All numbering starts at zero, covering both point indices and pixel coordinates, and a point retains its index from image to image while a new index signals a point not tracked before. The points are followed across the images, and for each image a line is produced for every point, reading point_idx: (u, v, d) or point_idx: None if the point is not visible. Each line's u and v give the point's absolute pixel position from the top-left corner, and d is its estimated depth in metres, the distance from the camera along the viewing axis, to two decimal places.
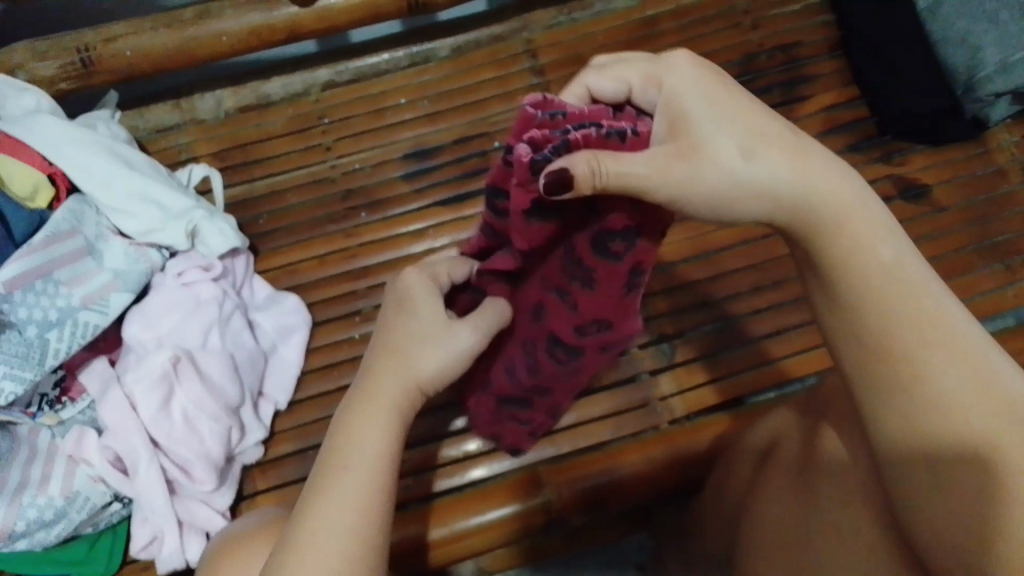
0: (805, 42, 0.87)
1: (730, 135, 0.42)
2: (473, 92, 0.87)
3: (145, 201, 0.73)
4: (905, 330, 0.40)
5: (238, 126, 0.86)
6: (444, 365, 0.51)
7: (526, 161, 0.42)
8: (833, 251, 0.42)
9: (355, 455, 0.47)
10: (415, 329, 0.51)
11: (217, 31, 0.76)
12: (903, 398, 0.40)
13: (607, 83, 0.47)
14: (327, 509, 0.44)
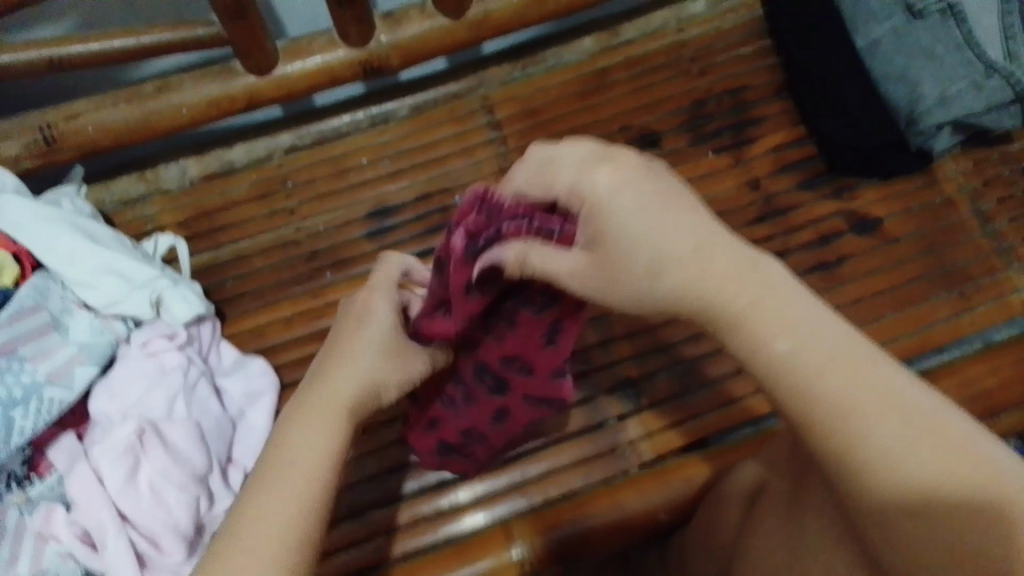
0: (752, 86, 0.90)
1: (639, 243, 0.43)
2: (433, 148, 0.89)
3: (110, 273, 0.73)
4: (828, 394, 0.39)
5: (202, 193, 0.87)
6: (393, 386, 0.53)
7: (460, 251, 0.46)
8: (742, 339, 0.42)
9: (303, 453, 0.45)
10: (377, 344, 0.52)
11: (177, 103, 0.78)
12: (846, 467, 0.38)
13: (539, 181, 0.46)
14: (269, 504, 0.42)
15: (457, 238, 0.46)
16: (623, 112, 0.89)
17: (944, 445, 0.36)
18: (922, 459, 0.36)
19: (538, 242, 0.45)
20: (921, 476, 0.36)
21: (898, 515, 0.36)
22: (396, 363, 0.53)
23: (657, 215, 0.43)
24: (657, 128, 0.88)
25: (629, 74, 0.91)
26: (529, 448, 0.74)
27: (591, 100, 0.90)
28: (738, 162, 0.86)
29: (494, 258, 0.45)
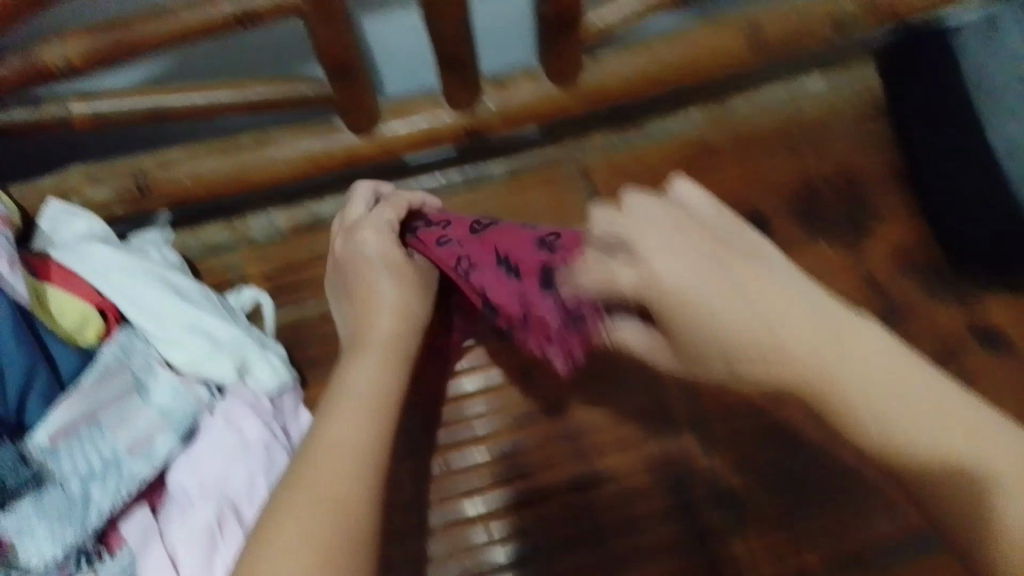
0: (871, 176, 0.85)
1: (692, 265, 0.48)
2: (530, 216, 0.84)
3: (195, 333, 0.70)
4: (841, 391, 0.43)
5: (291, 245, 0.84)
6: (422, 315, 0.66)
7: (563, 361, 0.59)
8: (694, 318, 0.47)
9: (361, 388, 0.56)
10: (394, 274, 0.65)
11: (273, 158, 0.75)
12: (849, 417, 0.43)
13: (571, 287, 0.54)
14: (338, 430, 0.52)
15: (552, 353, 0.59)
16: (732, 192, 0.84)
17: (957, 410, 0.42)
18: (972, 441, 0.41)
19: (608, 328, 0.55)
20: (925, 437, 0.42)
21: (932, 474, 0.41)
22: (420, 288, 0.66)
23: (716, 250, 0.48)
24: (768, 213, 0.83)
25: (739, 152, 0.86)
26: (619, 554, 0.69)
27: (698, 177, 0.85)
28: (855, 258, 0.81)
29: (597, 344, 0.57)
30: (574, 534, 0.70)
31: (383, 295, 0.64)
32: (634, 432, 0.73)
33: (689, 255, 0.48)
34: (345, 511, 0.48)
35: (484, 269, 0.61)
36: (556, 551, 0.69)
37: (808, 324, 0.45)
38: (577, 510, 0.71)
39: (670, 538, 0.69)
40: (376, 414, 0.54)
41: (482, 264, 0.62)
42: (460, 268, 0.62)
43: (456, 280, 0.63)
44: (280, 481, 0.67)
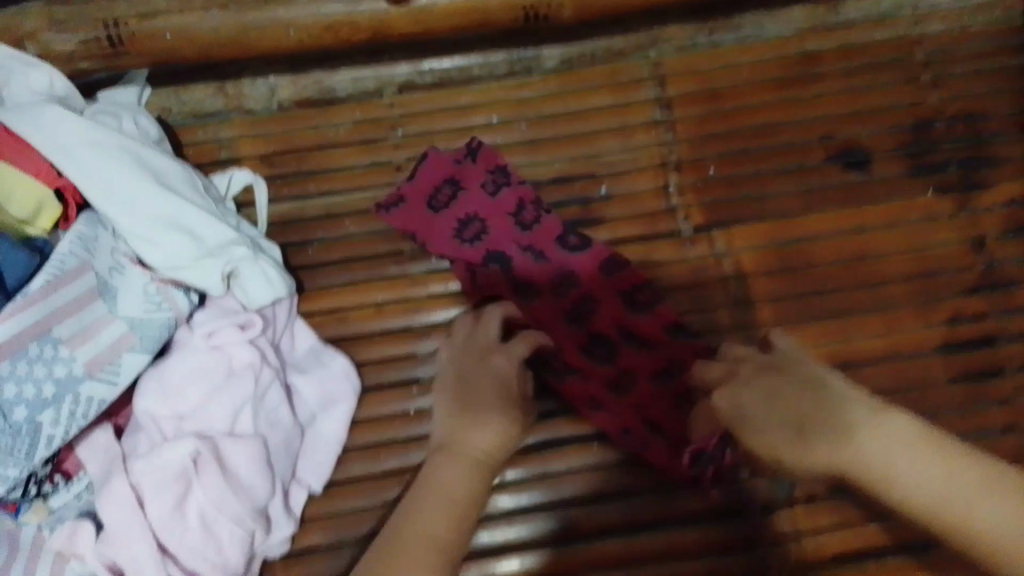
0: (993, 113, 0.71)
1: (768, 410, 0.52)
2: (582, 119, 0.71)
3: (175, 230, 0.58)
4: (901, 480, 0.47)
5: (294, 124, 0.70)
6: (504, 425, 0.57)
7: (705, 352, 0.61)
8: (768, 448, 0.52)
9: (466, 451, 0.55)
10: (501, 388, 0.58)
11: (284, 21, 0.62)
12: (891, 489, 0.47)
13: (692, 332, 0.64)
14: (426, 523, 0.50)
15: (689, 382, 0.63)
16: (827, 114, 0.71)
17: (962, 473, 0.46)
18: (970, 501, 0.45)
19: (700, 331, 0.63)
20: (988, 503, 0.45)
21: (915, 495, 0.46)
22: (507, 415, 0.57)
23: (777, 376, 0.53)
24: (867, 144, 0.70)
25: (841, 67, 0.72)
26: (647, 520, 0.61)
27: (789, 93, 0.71)
28: (962, 210, 0.69)
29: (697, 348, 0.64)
30: (599, 494, 0.62)
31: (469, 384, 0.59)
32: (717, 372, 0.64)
33: (786, 405, 0.52)
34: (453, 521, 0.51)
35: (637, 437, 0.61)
36: (577, 510, 0.61)
37: (849, 402, 0.50)
38: (605, 466, 0.62)
39: (705, 508, 0.61)
40: (460, 480, 0.53)
41: (637, 434, 0.61)
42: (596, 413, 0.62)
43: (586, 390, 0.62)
44: (269, 412, 0.57)
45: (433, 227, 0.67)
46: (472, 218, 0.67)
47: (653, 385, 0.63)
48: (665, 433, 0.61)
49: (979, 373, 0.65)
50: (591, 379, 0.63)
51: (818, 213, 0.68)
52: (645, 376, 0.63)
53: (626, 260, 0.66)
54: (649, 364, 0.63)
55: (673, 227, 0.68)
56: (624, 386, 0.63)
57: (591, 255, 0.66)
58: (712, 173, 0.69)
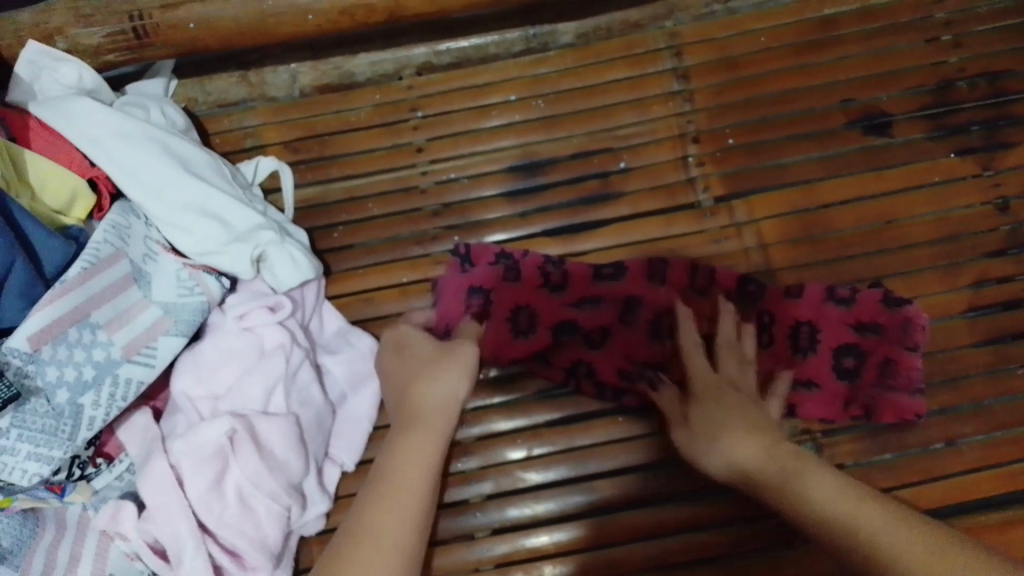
0: (1017, 72, 0.70)
1: (716, 404, 0.58)
2: (599, 94, 0.71)
3: (204, 216, 0.59)
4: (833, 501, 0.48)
5: (315, 109, 0.71)
6: (443, 398, 0.54)
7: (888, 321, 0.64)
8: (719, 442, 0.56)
9: (426, 417, 0.53)
10: (449, 370, 0.56)
11: (302, 7, 0.62)
12: (810, 483, 0.50)
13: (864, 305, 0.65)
14: (404, 471, 0.50)
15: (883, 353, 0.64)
16: (847, 79, 0.70)
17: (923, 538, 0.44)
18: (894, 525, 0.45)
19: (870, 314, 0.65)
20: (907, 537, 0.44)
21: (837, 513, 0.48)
22: (460, 375, 0.56)
23: (708, 383, 0.60)
24: (887, 108, 0.69)
25: (861, 31, 0.71)
26: (671, 490, 0.62)
27: (808, 60, 0.71)
28: (985, 171, 0.68)
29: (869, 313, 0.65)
30: (624, 464, 0.63)
31: (422, 347, 0.59)
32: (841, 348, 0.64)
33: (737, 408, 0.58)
34: (411, 492, 0.48)
35: (829, 397, 0.63)
36: (603, 481, 0.62)
37: (785, 455, 0.53)
38: (629, 438, 0.64)
39: None
40: (418, 450, 0.51)
41: (828, 391, 0.64)
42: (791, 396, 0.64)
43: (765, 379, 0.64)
44: (300, 392, 0.58)
45: (494, 334, 0.65)
46: (512, 305, 0.67)
47: (841, 339, 0.65)
48: (858, 386, 0.64)
49: (1004, 334, 0.64)
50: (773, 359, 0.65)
51: (839, 178, 0.68)
52: (834, 328, 0.65)
53: (666, 259, 0.67)
54: (842, 320, 0.65)
55: (691, 199, 0.69)
56: (807, 349, 0.65)
57: (633, 276, 0.66)
58: (731, 142, 0.69)
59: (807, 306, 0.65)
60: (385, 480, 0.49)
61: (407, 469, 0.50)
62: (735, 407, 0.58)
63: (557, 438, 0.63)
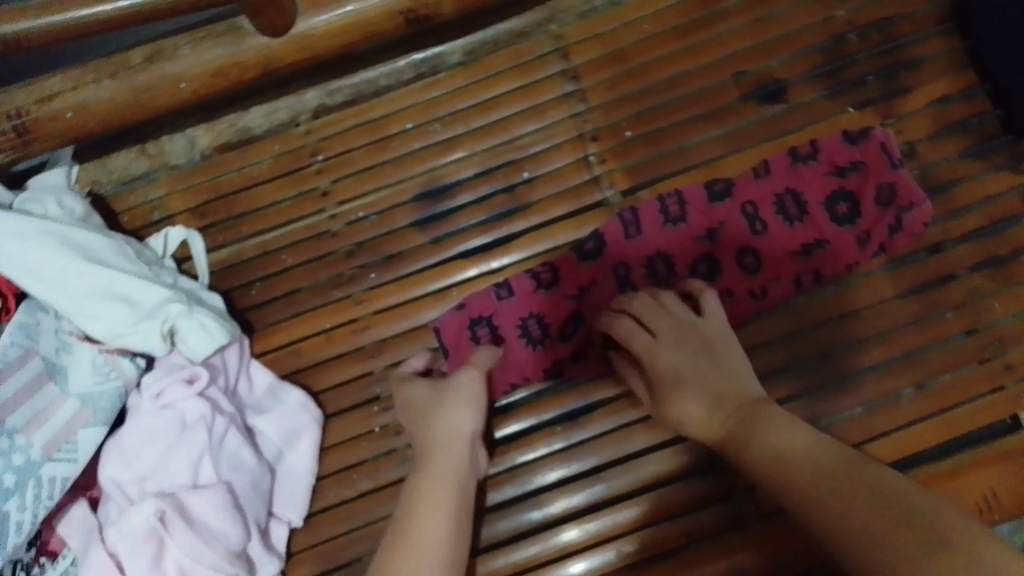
0: (907, 14, 0.69)
1: (677, 354, 0.59)
2: (493, 108, 0.70)
3: (110, 300, 0.59)
4: (797, 458, 0.49)
5: (216, 171, 0.70)
6: (456, 427, 0.55)
7: (874, 168, 0.65)
8: (673, 400, 0.58)
9: (440, 452, 0.53)
10: (466, 396, 0.57)
11: (174, 76, 0.60)
12: (767, 421, 0.53)
13: (841, 157, 0.65)
14: (436, 488, 0.51)
15: (887, 204, 0.64)
16: (736, 51, 0.69)
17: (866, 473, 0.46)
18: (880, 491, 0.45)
19: (849, 170, 0.65)
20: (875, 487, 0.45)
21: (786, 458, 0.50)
22: (467, 398, 0.57)
23: (683, 340, 0.60)
24: (780, 75, 0.68)
25: (744, 0, 0.69)
26: (618, 491, 0.62)
27: (696, 39, 0.69)
28: (886, 121, 0.67)
29: (854, 164, 0.65)
30: (570, 473, 0.63)
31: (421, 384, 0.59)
32: (848, 223, 0.65)
33: (693, 355, 0.59)
34: (437, 510, 0.49)
35: (841, 248, 0.64)
36: (551, 493, 0.63)
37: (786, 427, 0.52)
38: (570, 446, 0.64)
39: (673, 466, 0.62)
40: (442, 485, 0.51)
41: (839, 242, 0.64)
42: (806, 278, 0.64)
43: (778, 270, 0.64)
44: (230, 458, 0.58)
45: (526, 360, 0.65)
46: (523, 326, 0.66)
47: (826, 192, 0.65)
48: (860, 226, 0.64)
49: (929, 281, 0.64)
50: (782, 241, 0.65)
51: (743, 153, 0.67)
52: (814, 186, 0.65)
53: (635, 206, 0.66)
54: (817, 173, 0.66)
55: (599, 197, 0.68)
56: (799, 215, 0.65)
57: (613, 244, 0.66)
58: (630, 135, 0.68)
59: (781, 174, 0.66)
60: (420, 513, 0.49)
61: (430, 498, 0.50)
62: (699, 362, 0.58)
63: (499, 457, 0.64)
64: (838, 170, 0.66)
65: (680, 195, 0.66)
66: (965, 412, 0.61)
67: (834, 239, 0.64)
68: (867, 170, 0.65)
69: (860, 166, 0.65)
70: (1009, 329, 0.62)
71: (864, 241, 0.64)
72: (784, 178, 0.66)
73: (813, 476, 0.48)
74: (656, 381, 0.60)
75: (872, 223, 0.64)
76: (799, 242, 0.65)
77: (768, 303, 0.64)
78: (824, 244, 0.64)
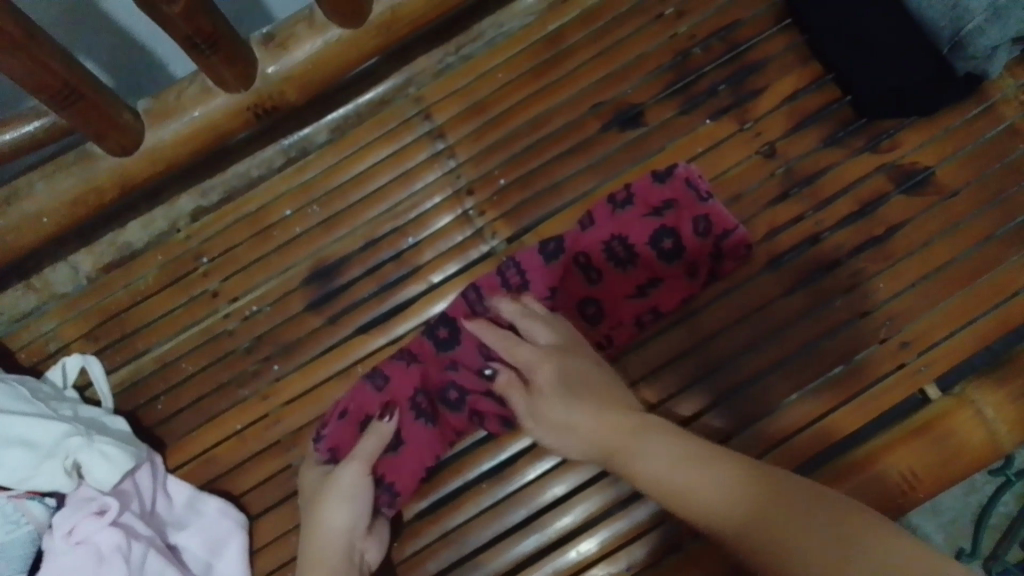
0: (745, 20, 0.71)
1: (574, 373, 0.58)
2: (367, 179, 0.70)
3: (9, 445, 0.58)
4: (717, 474, 0.46)
5: (104, 292, 0.70)
6: (331, 530, 0.58)
7: (689, 198, 0.66)
8: (569, 411, 0.56)
9: (313, 559, 0.57)
10: (343, 496, 0.59)
11: (33, 214, 0.60)
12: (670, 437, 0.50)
13: (653, 195, 0.66)
14: None
15: (705, 236, 0.65)
16: (590, 83, 0.70)
17: (786, 488, 0.44)
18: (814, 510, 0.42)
19: (667, 206, 0.66)
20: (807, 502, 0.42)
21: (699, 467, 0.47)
22: (347, 496, 0.59)
23: (574, 361, 0.59)
24: (636, 99, 0.70)
25: (588, 34, 0.71)
26: (555, 536, 0.62)
27: (549, 79, 0.71)
28: (744, 125, 0.69)
29: (671, 199, 0.66)
30: (502, 530, 0.63)
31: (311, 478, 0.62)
32: (678, 257, 0.66)
33: (589, 377, 0.58)
34: None
35: (671, 284, 0.66)
36: (489, 551, 0.62)
37: (681, 443, 0.49)
38: (499, 501, 0.63)
39: (605, 502, 0.62)
40: None
41: (669, 279, 0.66)
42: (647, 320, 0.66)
43: (623, 318, 0.66)
44: None
45: (427, 442, 0.63)
46: (415, 408, 0.64)
47: (648, 232, 0.66)
48: (686, 259, 0.66)
49: (814, 272, 0.65)
50: (616, 285, 0.66)
51: (614, 181, 0.69)
52: (635, 228, 0.66)
53: (477, 283, 0.66)
54: (637, 216, 0.66)
55: (484, 248, 0.69)
56: (628, 259, 0.67)
57: (464, 326, 0.65)
58: (504, 182, 0.69)
59: (606, 224, 0.66)
60: None
61: None
62: (591, 380, 0.58)
63: (432, 526, 0.63)
64: (656, 208, 0.66)
65: (519, 260, 0.65)
66: (871, 394, 0.62)
67: (665, 274, 0.66)
68: (687, 203, 0.66)
69: (676, 201, 0.66)
70: (898, 307, 0.64)
71: (693, 272, 0.66)
72: (608, 227, 0.66)
73: (728, 489, 0.45)
74: (551, 390, 0.58)
75: (699, 253, 0.65)
76: (635, 285, 0.66)
77: (616, 349, 0.66)
78: (655, 283, 0.66)
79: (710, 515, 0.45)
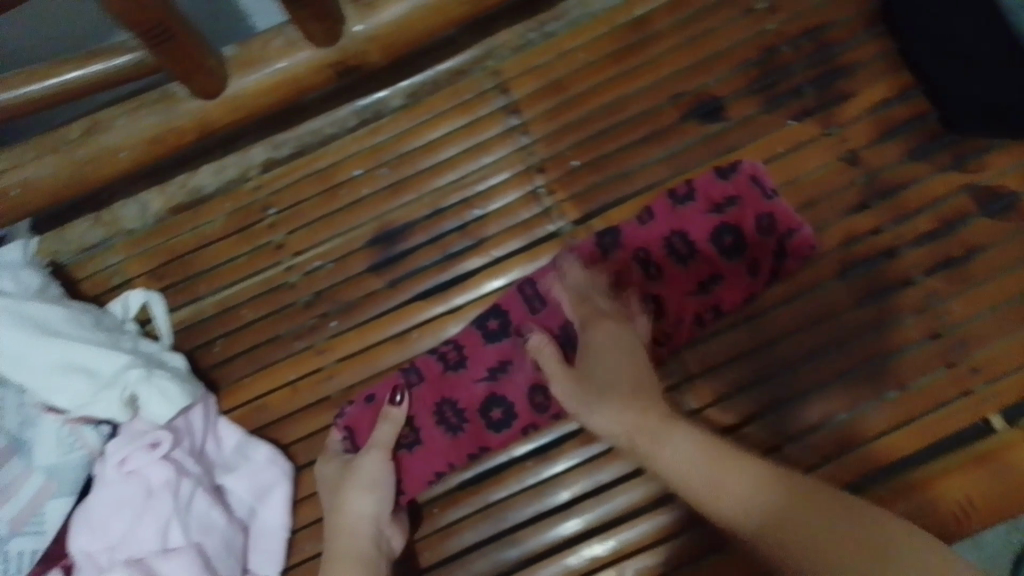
0: (837, 22, 0.69)
1: (601, 364, 0.59)
2: (440, 147, 0.70)
3: (70, 371, 0.60)
4: (736, 476, 0.49)
5: (170, 233, 0.71)
6: (356, 515, 0.60)
7: (754, 196, 0.66)
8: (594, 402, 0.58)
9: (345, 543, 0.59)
10: (370, 482, 0.61)
11: (112, 146, 0.61)
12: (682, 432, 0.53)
13: (717, 192, 0.67)
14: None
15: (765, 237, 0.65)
16: (673, 72, 0.69)
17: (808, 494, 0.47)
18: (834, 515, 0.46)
19: (729, 203, 0.66)
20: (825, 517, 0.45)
21: (715, 469, 0.50)
22: (372, 483, 0.61)
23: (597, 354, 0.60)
24: (718, 92, 0.69)
25: (674, 22, 0.70)
26: (594, 523, 0.62)
27: (631, 64, 0.70)
28: (827, 130, 0.68)
29: (735, 197, 0.66)
30: (540, 509, 0.63)
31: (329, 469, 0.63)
32: (737, 253, 0.66)
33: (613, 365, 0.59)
34: None
35: (732, 280, 0.65)
36: (527, 530, 0.62)
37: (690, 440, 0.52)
38: (540, 481, 0.63)
39: (648, 494, 0.62)
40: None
41: (730, 275, 0.66)
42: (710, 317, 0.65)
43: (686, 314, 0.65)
44: (199, 519, 0.60)
45: (447, 446, 0.65)
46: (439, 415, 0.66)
47: (710, 227, 0.67)
48: (747, 256, 0.66)
49: (884, 286, 0.64)
50: (674, 282, 0.67)
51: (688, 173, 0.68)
52: (695, 224, 0.67)
53: (535, 280, 0.66)
54: (699, 211, 0.67)
55: (550, 228, 0.68)
56: (687, 255, 0.67)
57: (515, 314, 0.66)
58: (575, 163, 0.69)
59: (664, 218, 0.67)
60: None
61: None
62: (619, 367, 0.59)
63: (472, 499, 0.64)
64: (721, 204, 0.67)
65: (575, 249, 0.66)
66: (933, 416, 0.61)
67: (726, 272, 0.66)
68: (750, 200, 0.66)
69: (740, 197, 0.66)
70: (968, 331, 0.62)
71: (755, 271, 0.65)
72: (671, 227, 0.66)
73: (740, 496, 0.48)
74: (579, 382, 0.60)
75: (761, 249, 0.65)
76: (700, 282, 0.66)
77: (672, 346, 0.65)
78: (718, 280, 0.66)
79: (749, 518, 0.47)
